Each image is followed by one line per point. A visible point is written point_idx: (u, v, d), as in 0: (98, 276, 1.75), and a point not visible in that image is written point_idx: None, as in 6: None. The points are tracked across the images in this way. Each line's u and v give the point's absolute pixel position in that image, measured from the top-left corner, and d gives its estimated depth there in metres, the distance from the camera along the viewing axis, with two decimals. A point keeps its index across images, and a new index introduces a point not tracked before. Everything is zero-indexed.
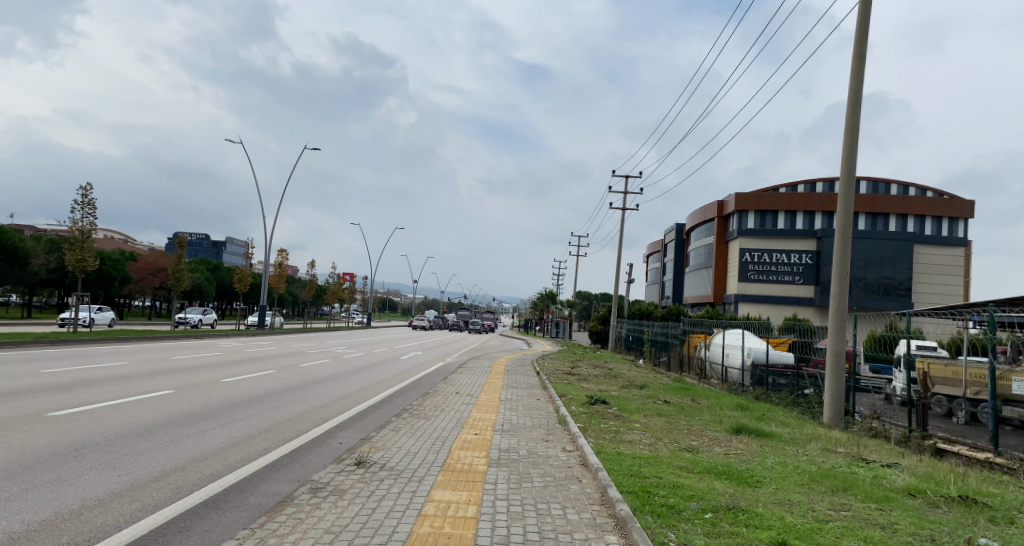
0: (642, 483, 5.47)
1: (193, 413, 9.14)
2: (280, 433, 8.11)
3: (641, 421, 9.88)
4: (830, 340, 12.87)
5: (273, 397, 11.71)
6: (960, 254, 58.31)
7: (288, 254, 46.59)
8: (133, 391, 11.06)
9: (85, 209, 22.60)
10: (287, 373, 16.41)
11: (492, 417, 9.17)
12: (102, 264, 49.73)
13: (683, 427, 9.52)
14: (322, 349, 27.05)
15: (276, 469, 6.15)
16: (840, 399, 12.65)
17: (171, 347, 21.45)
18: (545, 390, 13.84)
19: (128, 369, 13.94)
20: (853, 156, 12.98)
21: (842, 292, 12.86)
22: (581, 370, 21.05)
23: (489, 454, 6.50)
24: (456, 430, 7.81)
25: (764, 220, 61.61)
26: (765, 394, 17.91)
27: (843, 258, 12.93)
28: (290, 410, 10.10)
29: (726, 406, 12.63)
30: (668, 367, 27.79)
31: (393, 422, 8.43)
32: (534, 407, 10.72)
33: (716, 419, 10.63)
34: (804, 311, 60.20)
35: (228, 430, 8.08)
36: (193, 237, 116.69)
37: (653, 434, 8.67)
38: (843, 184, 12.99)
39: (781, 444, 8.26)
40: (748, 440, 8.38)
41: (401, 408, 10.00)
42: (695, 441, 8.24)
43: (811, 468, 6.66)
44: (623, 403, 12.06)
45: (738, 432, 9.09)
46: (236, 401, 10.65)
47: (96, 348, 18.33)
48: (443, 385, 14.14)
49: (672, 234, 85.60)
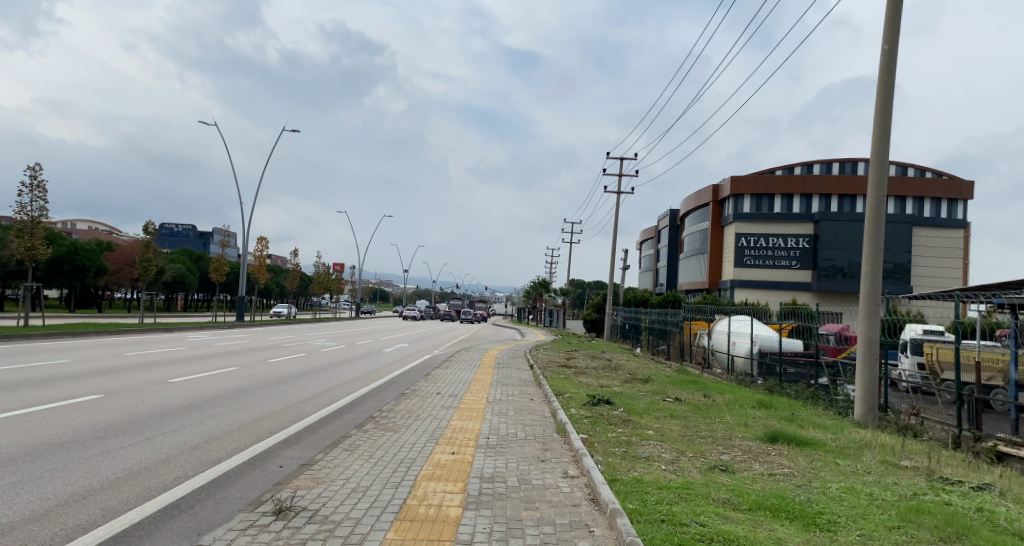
0: (682, 537, 3.85)
1: (107, 425, 7.43)
2: (211, 454, 6.50)
3: (653, 427, 8.25)
4: (862, 327, 11.34)
5: (222, 401, 9.97)
6: (959, 236, 56.96)
7: (268, 242, 44.44)
8: (52, 397, 9.29)
9: (34, 191, 20.50)
10: (250, 370, 14.59)
11: (476, 426, 7.52)
12: (74, 254, 47.56)
13: (704, 434, 7.90)
14: (301, 342, 25.27)
15: (171, 515, 4.48)
16: (872, 392, 11.08)
17: (131, 341, 19.72)
18: (539, 387, 12.18)
19: (63, 369, 12.22)
20: (887, 118, 11.37)
21: (875, 271, 11.29)
22: (578, 362, 19.44)
23: (466, 488, 4.84)
24: (427, 448, 6.17)
25: (760, 205, 60.22)
26: (778, 387, 16.13)
27: (876, 235, 11.36)
28: (236, 419, 8.45)
29: (746, 405, 10.99)
30: (668, 356, 26.34)
31: (351, 437, 6.76)
32: (527, 409, 9.11)
33: (740, 422, 9.02)
34: (803, 296, 58.76)
35: (139, 451, 6.39)
36: (178, 228, 114.08)
37: (673, 445, 7.12)
38: (875, 153, 11.43)
39: (831, 457, 6.67)
40: (791, 453, 6.80)
41: (367, 416, 8.32)
42: (726, 456, 6.67)
43: (892, 498, 5.05)
44: (630, 402, 10.40)
45: (774, 441, 7.49)
46: (174, 408, 8.98)
47: (44, 344, 16.62)
48: (423, 383, 12.50)
49: (665, 220, 84.17)
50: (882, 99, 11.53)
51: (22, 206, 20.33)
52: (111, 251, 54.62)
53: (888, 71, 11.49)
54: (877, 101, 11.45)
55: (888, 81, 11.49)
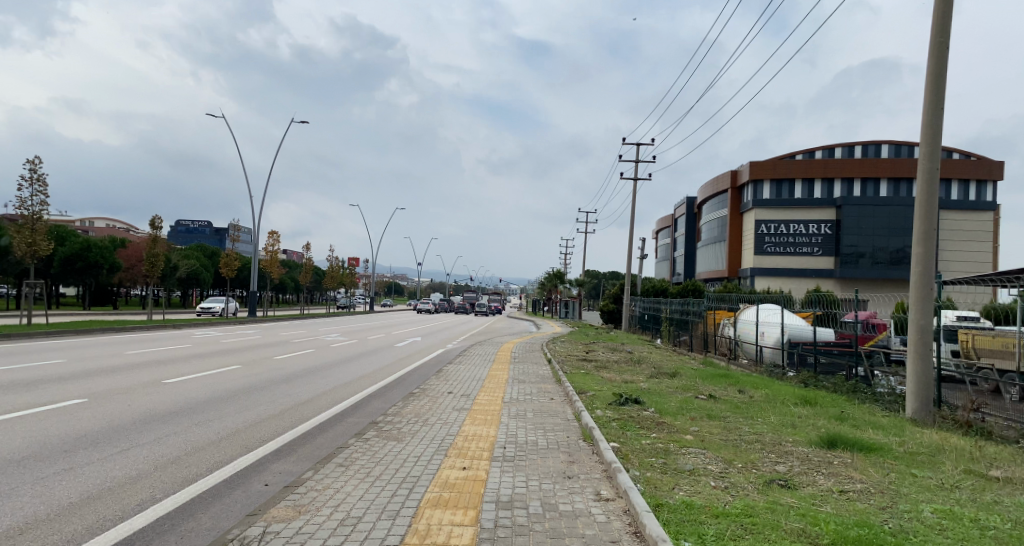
0: None
1: (78, 436, 6.57)
2: (191, 467, 5.69)
3: (691, 431, 7.35)
4: (913, 315, 10.28)
5: (216, 404, 9.13)
6: (989, 219, 54.96)
7: (278, 236, 43.85)
8: (31, 402, 8.49)
9: (35, 185, 19.90)
10: (253, 369, 13.82)
11: (490, 432, 6.67)
12: (87, 251, 47.41)
13: (750, 439, 7.00)
14: (311, 337, 24.57)
15: None
16: (925, 386, 10.03)
17: (136, 338, 19.09)
18: (559, 385, 11.29)
19: (53, 370, 11.44)
20: (941, 84, 10.18)
21: (927, 254, 10.18)
22: (599, 355, 18.55)
23: (479, 520, 3.97)
24: (434, 462, 5.32)
25: (780, 190, 58.73)
26: (812, 379, 15.07)
27: (928, 213, 10.21)
28: (226, 426, 7.59)
29: (788, 402, 10.01)
30: (690, 347, 25.34)
31: (349, 448, 5.93)
32: (547, 412, 8.26)
33: (786, 422, 8.09)
34: (825, 284, 57.19)
35: (107, 467, 5.53)
36: (195, 225, 114.75)
37: (719, 454, 6.24)
38: (927, 122, 10.23)
39: (906, 467, 5.72)
40: (859, 462, 5.84)
41: (372, 421, 7.49)
42: (782, 468, 5.76)
43: (1006, 527, 4.05)
44: (661, 401, 9.46)
45: (832, 446, 6.57)
46: (162, 414, 8.17)
47: (41, 343, 16.03)
48: (435, 381, 11.65)
49: (682, 208, 82.70)
50: (936, 61, 10.30)
51: (22, 201, 19.75)
52: (125, 248, 54.65)
53: (943, 29, 10.24)
54: (927, 63, 10.24)
55: (942, 42, 10.26)
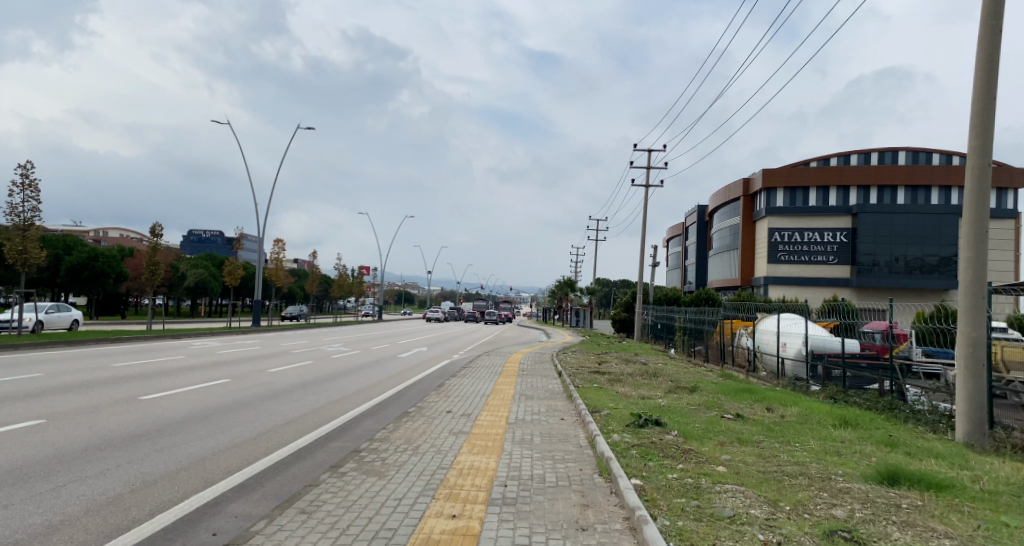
0: None
1: (10, 468, 5.65)
2: (130, 510, 4.73)
3: (722, 460, 6.35)
4: (964, 326, 9.16)
5: (187, 425, 8.19)
6: (1011, 226, 53.37)
7: (283, 243, 43.14)
8: None
9: (26, 191, 19.20)
10: (242, 383, 12.91)
11: (491, 464, 5.73)
12: (93, 260, 46.94)
13: (791, 470, 6.02)
14: (313, 348, 23.69)
15: None
16: (980, 406, 8.91)
17: (128, 349, 18.32)
18: (570, 402, 10.29)
19: (24, 385, 10.61)
20: (990, 72, 9.14)
21: (978, 259, 9.07)
22: (611, 367, 17.53)
23: None
24: (418, 507, 4.37)
25: (794, 197, 57.56)
26: (841, 393, 13.99)
27: (979, 215, 9.15)
28: (190, 453, 6.65)
29: (826, 422, 8.98)
30: (705, 358, 24.22)
31: (320, 486, 4.97)
32: (554, 435, 7.28)
33: (829, 449, 7.07)
34: (842, 293, 55.83)
35: (29, 509, 4.59)
36: (206, 234, 114.56)
37: (763, 493, 5.22)
38: (976, 113, 9.16)
39: (994, 514, 4.69)
40: (936, 507, 4.80)
41: (355, 448, 6.52)
42: (841, 513, 4.73)
43: None
44: (683, 422, 8.44)
45: (891, 481, 5.57)
46: (124, 437, 7.27)
47: (27, 355, 15.25)
48: (435, 397, 10.68)
49: (693, 216, 81.67)
50: (986, 48, 9.29)
51: (13, 206, 19.11)
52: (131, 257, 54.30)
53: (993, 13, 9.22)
54: (978, 48, 9.17)
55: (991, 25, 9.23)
